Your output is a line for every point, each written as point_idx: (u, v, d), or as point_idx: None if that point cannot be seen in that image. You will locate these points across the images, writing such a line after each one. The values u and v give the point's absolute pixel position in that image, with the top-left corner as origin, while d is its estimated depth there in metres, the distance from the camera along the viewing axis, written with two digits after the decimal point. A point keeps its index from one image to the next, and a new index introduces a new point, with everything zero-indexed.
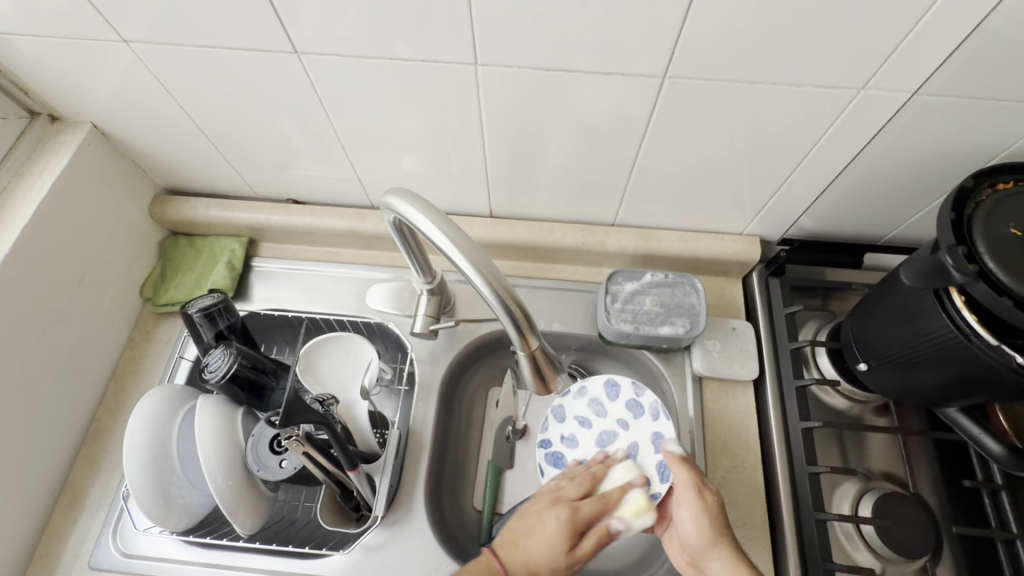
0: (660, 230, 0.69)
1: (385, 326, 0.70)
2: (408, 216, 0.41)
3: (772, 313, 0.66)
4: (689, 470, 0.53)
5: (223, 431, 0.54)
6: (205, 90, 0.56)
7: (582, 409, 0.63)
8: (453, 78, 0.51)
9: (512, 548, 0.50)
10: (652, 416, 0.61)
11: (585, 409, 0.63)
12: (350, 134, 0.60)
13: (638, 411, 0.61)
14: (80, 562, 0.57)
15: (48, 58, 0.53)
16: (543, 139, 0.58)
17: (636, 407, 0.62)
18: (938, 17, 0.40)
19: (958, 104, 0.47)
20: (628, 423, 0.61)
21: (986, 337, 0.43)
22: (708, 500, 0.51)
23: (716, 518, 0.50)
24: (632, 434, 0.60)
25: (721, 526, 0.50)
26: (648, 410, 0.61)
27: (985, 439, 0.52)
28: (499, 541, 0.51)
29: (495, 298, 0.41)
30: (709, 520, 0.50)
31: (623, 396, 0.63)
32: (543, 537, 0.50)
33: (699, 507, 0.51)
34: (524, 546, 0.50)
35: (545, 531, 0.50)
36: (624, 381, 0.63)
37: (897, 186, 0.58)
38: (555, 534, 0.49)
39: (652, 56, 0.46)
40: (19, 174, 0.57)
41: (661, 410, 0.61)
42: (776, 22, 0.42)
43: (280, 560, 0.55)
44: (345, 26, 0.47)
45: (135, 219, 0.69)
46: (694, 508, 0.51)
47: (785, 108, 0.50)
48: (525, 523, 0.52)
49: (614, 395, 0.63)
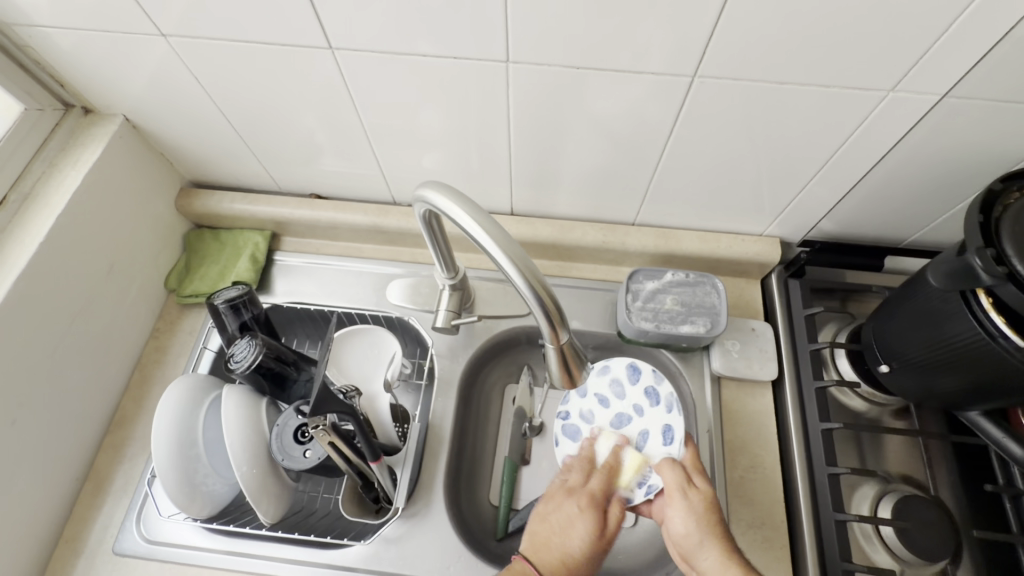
0: (680, 230, 0.70)
1: (406, 321, 0.70)
2: (443, 207, 0.42)
3: (791, 314, 0.66)
4: (676, 470, 0.55)
5: (248, 420, 0.55)
6: (237, 85, 0.57)
7: (603, 388, 0.63)
8: (483, 76, 0.52)
9: (544, 548, 0.51)
10: (666, 408, 0.61)
11: (605, 388, 0.63)
12: (376, 131, 0.61)
13: (655, 399, 0.62)
14: (105, 547, 0.57)
15: (86, 52, 0.55)
16: (569, 138, 0.58)
17: (653, 395, 0.62)
18: (971, 21, 0.41)
19: (988, 108, 0.47)
20: (643, 410, 0.62)
21: (1014, 339, 0.43)
22: (697, 500, 0.52)
23: (706, 519, 0.51)
24: (644, 422, 0.61)
25: (711, 525, 0.51)
26: (664, 401, 0.61)
27: (1008, 443, 0.52)
28: (525, 548, 0.52)
29: (528, 290, 0.41)
30: (697, 518, 0.51)
31: (642, 382, 0.63)
32: (573, 531, 0.52)
33: (688, 506, 0.52)
34: (555, 545, 0.51)
35: (572, 523, 0.52)
36: (647, 368, 0.63)
37: (921, 189, 0.58)
38: (583, 523, 0.52)
39: (681, 56, 0.46)
40: (53, 164, 0.58)
41: (676, 403, 0.61)
42: (808, 23, 0.42)
43: (302, 550, 0.56)
44: (379, 23, 0.48)
45: (162, 211, 0.70)
46: (683, 505, 0.52)
47: (812, 110, 0.50)
48: (553, 522, 0.53)
49: (635, 378, 0.63)
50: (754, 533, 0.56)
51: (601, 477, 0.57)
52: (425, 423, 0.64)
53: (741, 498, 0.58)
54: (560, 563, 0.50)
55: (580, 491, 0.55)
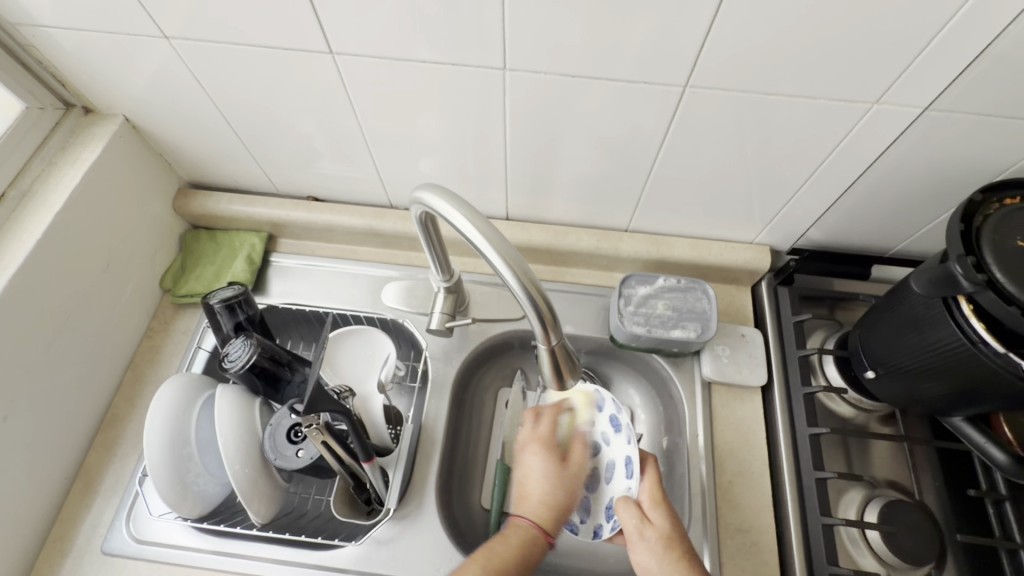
0: (673, 237, 0.71)
1: (400, 323, 0.71)
2: (438, 209, 0.43)
3: (781, 321, 0.67)
4: (631, 507, 0.53)
5: (241, 419, 0.55)
6: (237, 88, 0.58)
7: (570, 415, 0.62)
8: (480, 82, 0.53)
9: (527, 502, 0.54)
10: (626, 438, 0.58)
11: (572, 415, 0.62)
12: (374, 136, 0.62)
13: (618, 427, 0.59)
14: (94, 546, 0.57)
15: (88, 53, 0.55)
16: (563, 146, 0.60)
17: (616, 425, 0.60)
18: (952, 37, 0.42)
19: (969, 121, 0.49)
20: (609, 439, 0.60)
21: (994, 346, 0.44)
22: (655, 537, 0.50)
23: (668, 556, 0.49)
24: (611, 452, 0.59)
25: (678, 560, 0.49)
26: (624, 430, 0.59)
27: (990, 448, 0.53)
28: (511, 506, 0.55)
29: (521, 291, 0.42)
30: (659, 555, 0.49)
31: (606, 411, 0.61)
32: (538, 474, 0.56)
33: (649, 544, 0.50)
34: (533, 493, 0.55)
35: (537, 470, 0.56)
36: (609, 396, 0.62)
37: (905, 200, 0.59)
38: (544, 464, 0.56)
39: (674, 65, 0.48)
40: (52, 162, 0.59)
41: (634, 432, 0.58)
42: (794, 37, 0.44)
43: (291, 550, 0.56)
44: (377, 29, 0.49)
45: (160, 212, 0.70)
46: (645, 547, 0.50)
47: (800, 121, 0.52)
48: (520, 474, 0.57)
49: (599, 407, 0.62)
50: (743, 537, 0.57)
51: (550, 418, 0.60)
52: (417, 425, 0.64)
53: (731, 502, 0.59)
54: (546, 508, 0.54)
55: (531, 440, 0.58)
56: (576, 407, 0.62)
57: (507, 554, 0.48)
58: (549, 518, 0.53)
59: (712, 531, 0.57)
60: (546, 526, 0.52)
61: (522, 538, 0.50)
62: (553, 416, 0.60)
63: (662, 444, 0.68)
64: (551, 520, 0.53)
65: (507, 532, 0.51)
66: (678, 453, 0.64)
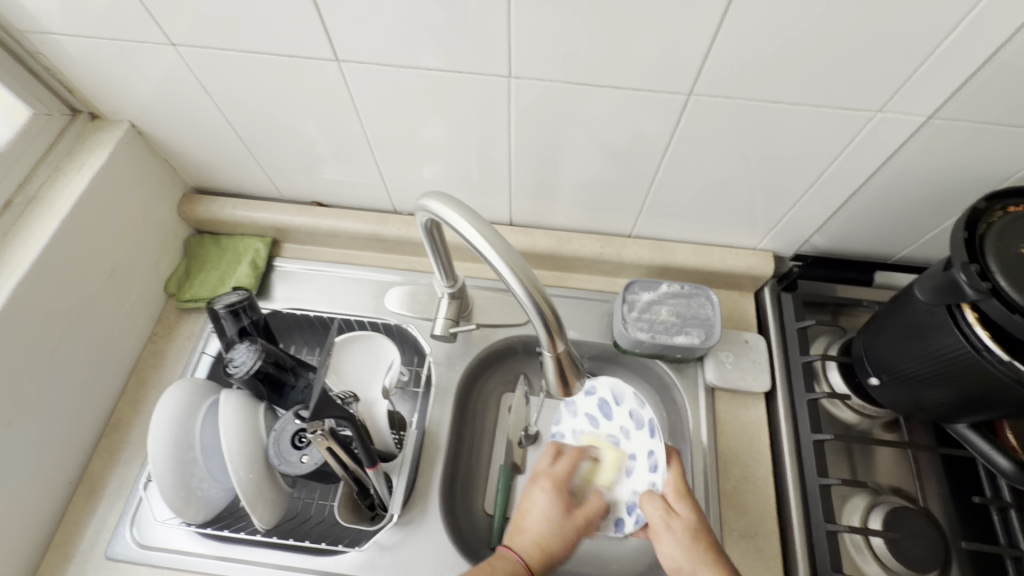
0: (676, 243, 0.71)
1: (404, 329, 0.71)
2: (444, 216, 0.43)
3: (784, 327, 0.68)
4: (656, 501, 0.54)
5: (245, 424, 0.55)
6: (243, 94, 0.58)
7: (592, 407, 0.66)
8: (485, 90, 0.53)
9: (521, 535, 0.53)
10: (649, 432, 0.61)
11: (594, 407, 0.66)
12: (379, 142, 0.62)
13: (639, 423, 0.63)
14: (97, 551, 0.57)
15: (95, 59, 0.56)
16: (566, 152, 0.60)
17: (636, 420, 0.63)
18: (955, 46, 0.42)
19: (971, 129, 0.49)
20: (630, 433, 0.64)
21: (998, 353, 0.44)
22: (681, 529, 0.51)
23: (695, 548, 0.50)
24: (631, 445, 0.63)
25: (704, 549, 0.49)
26: (645, 427, 0.62)
27: (994, 455, 0.53)
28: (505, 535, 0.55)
29: (527, 299, 0.41)
30: (685, 546, 0.50)
31: (626, 405, 0.65)
32: (539, 510, 0.55)
33: (675, 535, 0.51)
34: (529, 527, 0.54)
35: (541, 507, 0.55)
36: (629, 392, 0.65)
37: (908, 207, 0.59)
38: (548, 503, 0.55)
39: (678, 72, 0.48)
40: (58, 168, 0.59)
41: (656, 427, 0.61)
42: (796, 45, 0.44)
43: (294, 556, 0.56)
44: (382, 37, 0.49)
45: (165, 216, 0.71)
46: (671, 538, 0.51)
47: (802, 128, 0.52)
48: (523, 505, 0.56)
49: (620, 400, 0.65)
50: (747, 544, 0.57)
51: (569, 462, 0.60)
52: (421, 430, 0.64)
53: (735, 508, 0.59)
54: (536, 548, 0.52)
55: (544, 475, 0.58)
56: (603, 459, 0.63)
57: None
58: (539, 559, 0.52)
59: (716, 539, 0.57)
60: (533, 564, 0.51)
61: (506, 569, 0.49)
62: (573, 462, 0.60)
63: (666, 450, 0.68)
64: (541, 560, 0.52)
65: (492, 563, 0.50)
66: (682, 459, 0.64)
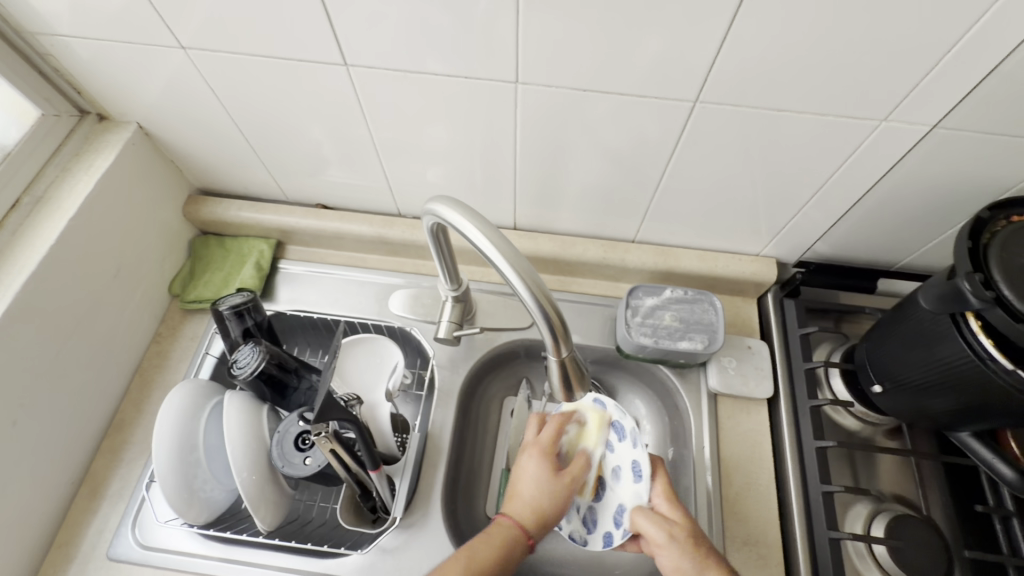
0: (679, 248, 0.71)
1: (408, 332, 0.72)
2: (452, 221, 0.43)
3: (787, 334, 0.68)
4: (650, 515, 0.53)
5: (248, 426, 0.55)
6: (249, 97, 0.58)
7: (571, 423, 0.62)
8: (491, 95, 0.53)
9: (514, 502, 0.53)
10: (632, 442, 0.59)
11: (573, 423, 0.62)
12: (385, 146, 0.63)
13: (622, 433, 0.60)
14: (99, 552, 0.57)
15: (104, 61, 0.56)
16: (570, 158, 0.60)
17: (619, 429, 0.60)
18: (962, 57, 0.43)
19: (975, 138, 0.49)
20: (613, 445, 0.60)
21: (1003, 362, 0.44)
22: (683, 537, 0.50)
23: (700, 553, 0.49)
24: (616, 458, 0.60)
25: (707, 559, 0.49)
26: (629, 435, 0.59)
27: (998, 464, 0.53)
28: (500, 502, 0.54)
29: (534, 304, 0.41)
30: (690, 556, 0.49)
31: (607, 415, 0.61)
32: (529, 478, 0.54)
33: (677, 546, 0.50)
34: (522, 494, 0.53)
35: (531, 475, 0.55)
36: (610, 401, 0.62)
37: (913, 214, 0.60)
38: (536, 468, 0.55)
39: (685, 79, 0.48)
40: (66, 169, 0.60)
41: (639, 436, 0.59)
42: (802, 55, 0.44)
43: (297, 558, 0.56)
44: (390, 43, 0.49)
45: (170, 218, 0.71)
46: (674, 549, 0.50)
47: (807, 136, 0.52)
48: (514, 476, 0.56)
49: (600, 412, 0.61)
50: (750, 551, 0.57)
51: (553, 427, 0.58)
52: (423, 433, 0.64)
53: (737, 514, 0.59)
54: (532, 511, 0.52)
55: (531, 445, 0.57)
56: (587, 423, 0.61)
57: (487, 554, 0.48)
58: (535, 522, 0.52)
59: (717, 545, 0.57)
60: (529, 527, 0.51)
61: (503, 538, 0.49)
62: (558, 427, 0.58)
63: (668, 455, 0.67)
64: (536, 523, 0.52)
65: (489, 531, 0.50)
66: (684, 464, 0.64)
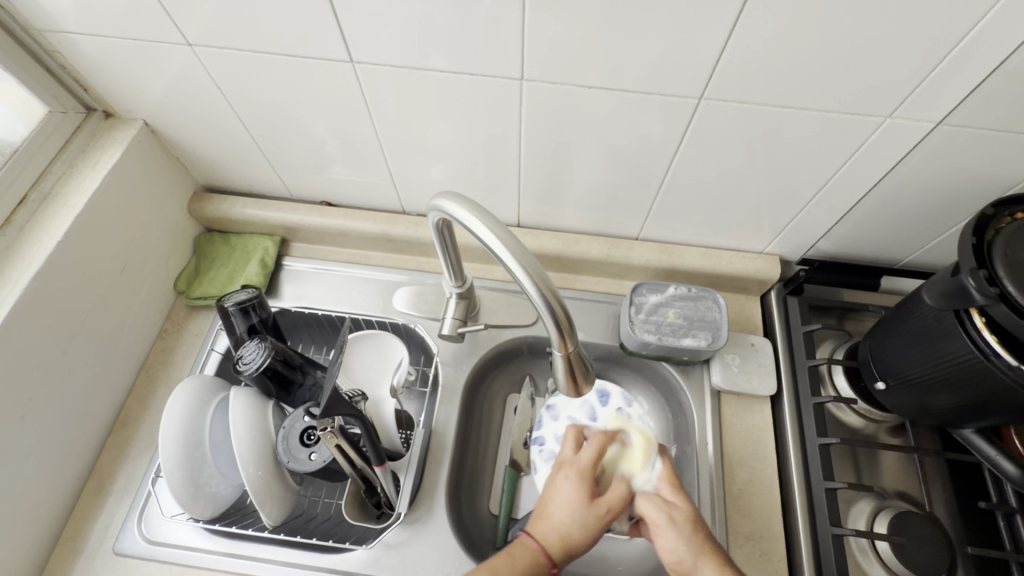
0: (683, 246, 0.72)
1: (411, 328, 0.71)
2: (458, 216, 0.43)
3: (790, 331, 0.68)
4: (654, 499, 0.52)
5: (254, 422, 0.55)
6: (255, 93, 0.58)
7: (575, 410, 0.68)
8: (496, 91, 0.54)
9: (542, 522, 0.51)
10: None
11: (578, 411, 0.67)
12: (389, 143, 0.63)
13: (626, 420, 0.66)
14: (106, 546, 0.57)
15: (111, 58, 0.56)
16: (574, 155, 0.60)
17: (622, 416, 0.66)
18: (965, 54, 0.43)
19: (979, 135, 0.49)
20: None
21: (1007, 358, 0.44)
22: (682, 519, 0.51)
23: (696, 538, 0.50)
24: None
25: (704, 542, 0.49)
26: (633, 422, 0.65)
27: (1001, 460, 0.54)
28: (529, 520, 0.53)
29: (540, 299, 0.41)
30: (687, 539, 0.49)
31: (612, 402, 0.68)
32: (562, 500, 0.52)
33: (675, 527, 0.50)
34: (551, 515, 0.51)
35: (565, 497, 0.52)
36: (615, 391, 0.68)
37: (917, 211, 0.60)
38: (571, 492, 0.52)
39: (689, 77, 0.49)
40: (72, 165, 0.60)
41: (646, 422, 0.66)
42: (806, 52, 0.45)
43: (303, 553, 0.56)
44: (395, 39, 0.50)
45: (176, 214, 0.71)
46: (673, 533, 0.50)
47: (811, 134, 0.52)
48: (547, 494, 0.54)
49: (604, 401, 0.68)
50: (752, 546, 0.57)
51: (595, 447, 0.56)
52: (428, 429, 0.65)
53: (740, 510, 0.59)
54: (559, 536, 0.50)
55: (568, 465, 0.55)
56: (632, 443, 0.57)
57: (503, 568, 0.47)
58: (561, 547, 0.49)
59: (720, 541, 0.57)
60: (554, 553, 0.49)
61: (524, 559, 0.48)
62: (598, 446, 0.56)
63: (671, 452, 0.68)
64: (562, 550, 0.49)
65: (511, 550, 0.49)
66: (688, 462, 0.64)
